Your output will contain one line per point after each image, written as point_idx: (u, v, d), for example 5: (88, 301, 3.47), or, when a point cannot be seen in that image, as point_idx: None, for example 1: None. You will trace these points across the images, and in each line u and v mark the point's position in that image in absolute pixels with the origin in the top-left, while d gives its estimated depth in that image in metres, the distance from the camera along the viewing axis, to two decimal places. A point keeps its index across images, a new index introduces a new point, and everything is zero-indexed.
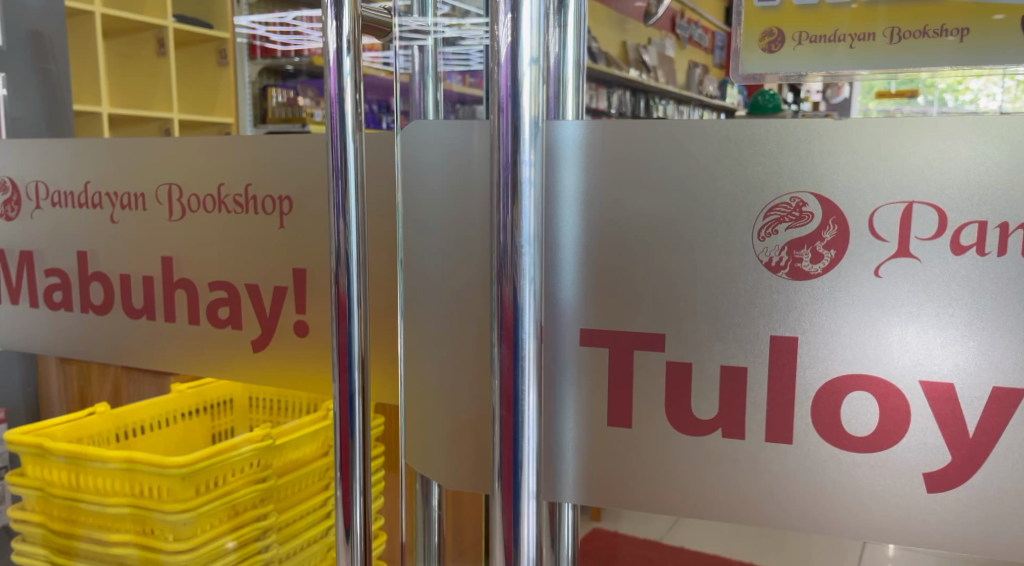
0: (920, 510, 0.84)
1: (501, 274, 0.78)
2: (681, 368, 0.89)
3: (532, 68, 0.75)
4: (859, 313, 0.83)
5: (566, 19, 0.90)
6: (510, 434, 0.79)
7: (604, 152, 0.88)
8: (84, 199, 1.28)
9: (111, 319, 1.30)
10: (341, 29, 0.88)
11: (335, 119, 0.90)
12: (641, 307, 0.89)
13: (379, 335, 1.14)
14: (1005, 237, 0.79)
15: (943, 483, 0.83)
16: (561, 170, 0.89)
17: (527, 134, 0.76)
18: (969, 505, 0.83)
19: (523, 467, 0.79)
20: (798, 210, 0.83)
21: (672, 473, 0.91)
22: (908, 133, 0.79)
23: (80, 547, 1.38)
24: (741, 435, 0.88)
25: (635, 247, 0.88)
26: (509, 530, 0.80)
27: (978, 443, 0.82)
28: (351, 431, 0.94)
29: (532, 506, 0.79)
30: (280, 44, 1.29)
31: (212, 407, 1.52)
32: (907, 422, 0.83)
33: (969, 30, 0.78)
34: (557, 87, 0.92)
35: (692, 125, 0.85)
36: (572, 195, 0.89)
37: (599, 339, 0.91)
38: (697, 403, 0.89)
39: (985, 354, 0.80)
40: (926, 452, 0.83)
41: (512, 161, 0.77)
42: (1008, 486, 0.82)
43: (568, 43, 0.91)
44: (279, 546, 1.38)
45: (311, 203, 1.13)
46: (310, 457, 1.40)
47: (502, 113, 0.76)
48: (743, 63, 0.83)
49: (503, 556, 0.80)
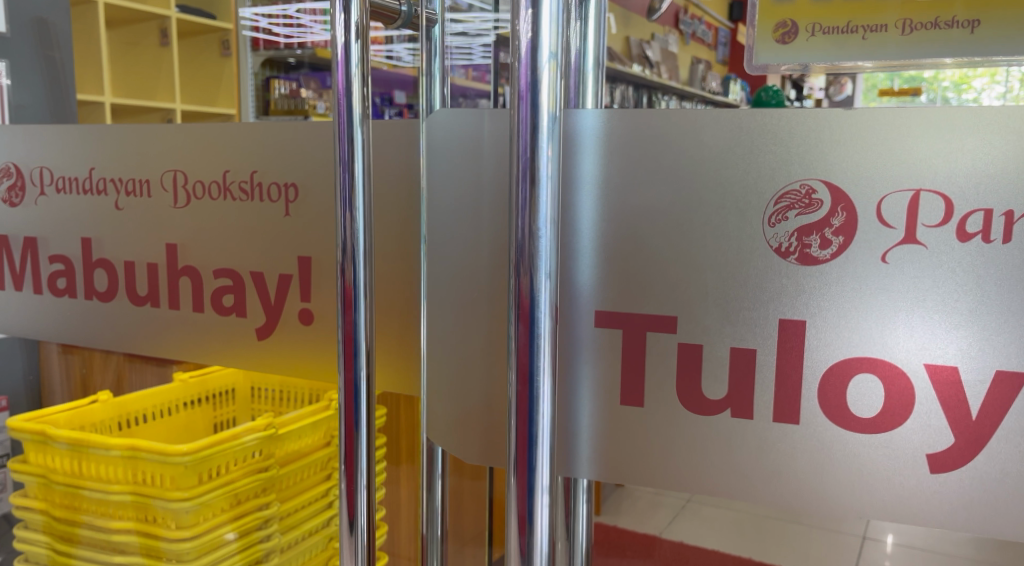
0: (923, 489, 0.84)
1: (518, 266, 0.78)
2: (692, 350, 0.89)
3: (551, 64, 0.75)
4: (866, 298, 0.83)
5: (588, 12, 0.93)
6: (525, 423, 0.78)
7: (618, 138, 0.88)
8: (88, 185, 1.28)
9: (115, 305, 1.29)
10: (349, 19, 0.87)
11: (342, 113, 0.89)
12: (654, 288, 0.89)
13: (385, 325, 1.14)
14: (1011, 225, 0.78)
15: (945, 464, 0.83)
16: (580, 158, 0.90)
17: (545, 130, 0.76)
18: (971, 486, 0.83)
19: (539, 457, 0.79)
20: (808, 197, 0.83)
21: (681, 453, 0.91)
22: (913, 125, 0.79)
23: (82, 534, 1.38)
24: (750, 416, 0.88)
25: (648, 230, 0.89)
26: (523, 515, 0.79)
27: (981, 425, 0.82)
28: (356, 419, 0.94)
29: (545, 498, 0.79)
30: (281, 36, 1.26)
31: (214, 397, 1.47)
32: (911, 404, 0.83)
33: (980, 21, 0.77)
34: (578, 79, 0.93)
35: (707, 114, 0.85)
36: (585, 177, 0.90)
37: (613, 320, 0.91)
38: (707, 384, 0.89)
39: (989, 339, 0.80)
40: (930, 433, 0.83)
41: (530, 152, 0.76)
42: (1010, 468, 0.82)
43: (588, 36, 0.93)
44: (280, 536, 1.37)
45: (316, 188, 1.13)
46: (311, 448, 1.38)
47: (522, 105, 0.76)
48: (755, 54, 0.84)
49: (518, 541, 0.80)
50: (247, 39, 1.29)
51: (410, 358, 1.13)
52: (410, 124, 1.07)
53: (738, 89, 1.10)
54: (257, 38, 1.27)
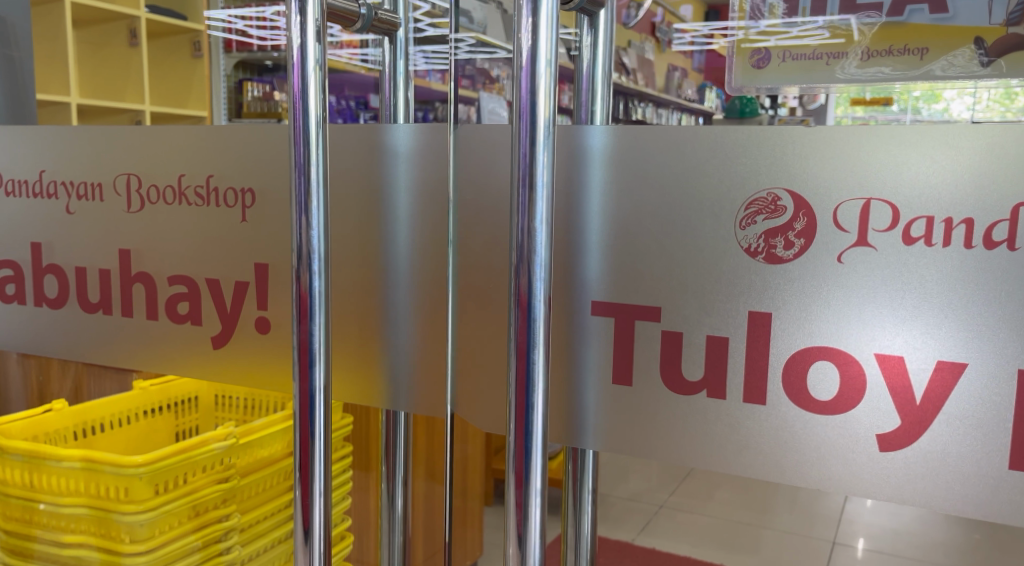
0: (873, 469, 0.83)
1: (518, 268, 0.79)
2: (665, 342, 0.89)
3: (549, 71, 0.76)
4: (822, 294, 0.82)
5: (597, 36, 0.92)
6: (524, 397, 0.79)
7: (612, 145, 0.89)
8: (39, 189, 1.25)
9: (66, 310, 1.27)
10: (305, 23, 0.86)
11: (298, 114, 0.87)
12: (631, 268, 0.90)
13: (343, 330, 1.11)
14: (952, 230, 0.77)
15: (894, 443, 0.82)
16: (587, 169, 0.91)
17: (542, 137, 0.76)
18: (918, 468, 0.81)
19: (535, 436, 0.79)
20: (774, 204, 0.82)
21: (650, 436, 0.91)
22: (871, 136, 0.78)
23: (36, 550, 1.34)
24: (724, 396, 0.88)
25: (624, 217, 0.89)
26: (520, 471, 0.80)
27: (925, 409, 0.80)
28: (311, 431, 0.92)
29: (539, 500, 0.80)
30: (255, 38, 1.18)
31: (176, 405, 1.46)
32: (862, 389, 0.82)
33: (929, 50, 0.77)
34: (589, 95, 0.92)
35: (686, 129, 0.85)
36: (585, 180, 0.91)
37: (609, 310, 0.92)
38: (684, 366, 0.89)
39: (933, 332, 0.79)
40: (878, 416, 0.82)
41: (529, 160, 0.77)
42: (951, 450, 0.80)
43: (600, 45, 0.92)
44: (241, 548, 1.33)
45: (272, 193, 1.10)
46: (276, 456, 1.36)
47: (522, 121, 0.77)
48: (736, 78, 0.85)
49: (514, 495, 0.81)
50: (219, 41, 1.20)
51: (368, 364, 1.11)
52: (370, 130, 1.05)
53: (716, 95, 0.85)
54: (229, 40, 1.19)
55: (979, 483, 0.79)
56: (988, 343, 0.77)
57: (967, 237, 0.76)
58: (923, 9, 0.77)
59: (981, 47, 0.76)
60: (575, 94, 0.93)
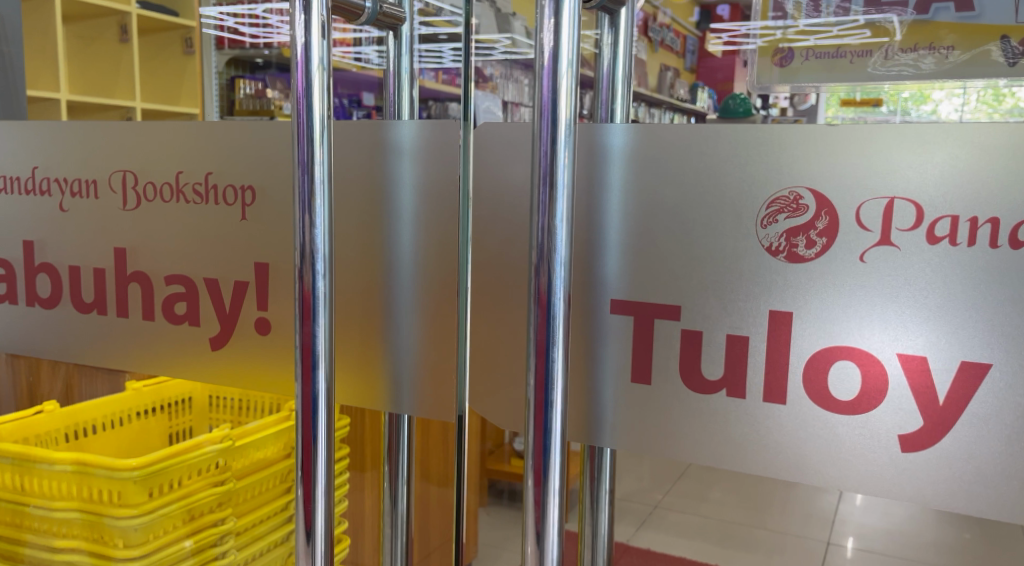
0: (895, 471, 0.81)
1: (537, 266, 0.77)
2: (680, 343, 0.87)
3: (570, 69, 0.74)
4: (843, 294, 0.80)
5: (618, 36, 0.90)
6: (542, 395, 0.78)
7: (633, 145, 0.86)
8: (31, 185, 1.22)
9: (59, 310, 1.25)
10: (310, 20, 0.84)
11: (302, 110, 0.84)
12: (646, 267, 0.88)
13: (346, 330, 1.09)
14: (977, 230, 0.75)
15: (916, 444, 0.80)
16: (606, 167, 0.88)
17: (562, 135, 0.74)
18: (939, 469, 0.80)
19: (552, 435, 0.78)
20: (796, 203, 0.81)
21: (664, 439, 0.90)
22: (895, 134, 0.76)
23: (25, 554, 1.31)
24: (743, 395, 0.86)
25: (640, 216, 0.87)
26: (538, 468, 0.78)
27: (947, 410, 0.79)
28: (314, 434, 0.89)
29: (557, 498, 0.78)
30: (247, 36, 1.16)
31: (169, 405, 1.33)
32: (884, 389, 0.80)
33: (955, 48, 0.78)
34: (608, 94, 0.91)
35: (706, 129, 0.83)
36: (605, 178, 0.88)
37: (627, 309, 0.89)
38: (701, 368, 0.87)
39: (956, 333, 0.77)
40: (900, 417, 0.80)
41: (549, 159, 0.75)
42: (975, 451, 0.78)
43: (620, 44, 0.90)
44: (236, 552, 1.27)
45: (273, 190, 1.07)
46: (272, 459, 1.25)
47: (543, 120, 0.75)
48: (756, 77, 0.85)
49: (532, 492, 0.79)
50: (212, 39, 1.18)
51: (371, 364, 1.08)
52: (374, 127, 1.03)
53: (706, 96, 0.91)
54: (222, 39, 1.17)
55: (1002, 486, 0.78)
56: (1013, 343, 0.76)
57: (992, 237, 0.75)
58: (949, 8, 0.78)
59: (1007, 45, 0.76)
60: (595, 97, 0.91)
